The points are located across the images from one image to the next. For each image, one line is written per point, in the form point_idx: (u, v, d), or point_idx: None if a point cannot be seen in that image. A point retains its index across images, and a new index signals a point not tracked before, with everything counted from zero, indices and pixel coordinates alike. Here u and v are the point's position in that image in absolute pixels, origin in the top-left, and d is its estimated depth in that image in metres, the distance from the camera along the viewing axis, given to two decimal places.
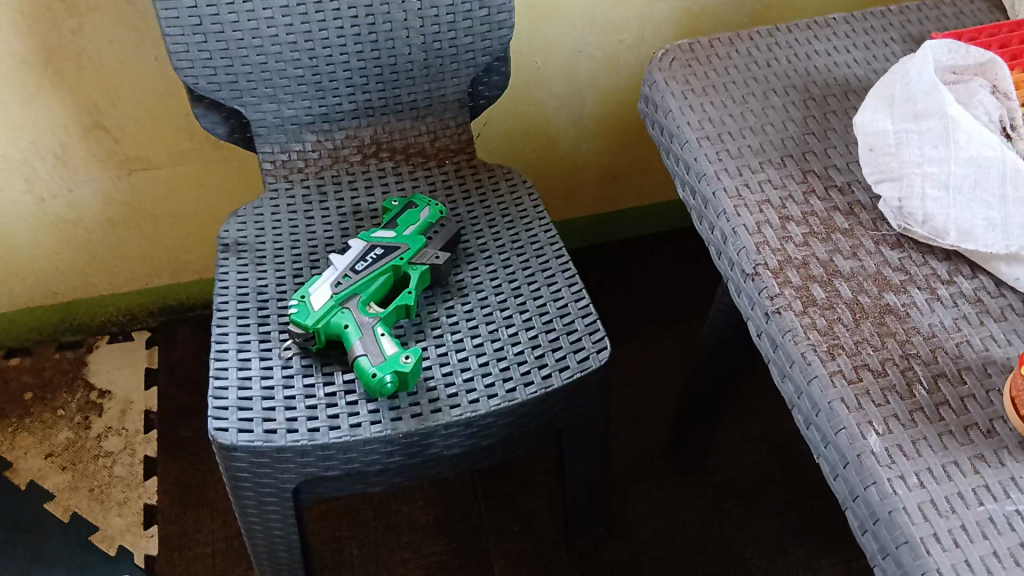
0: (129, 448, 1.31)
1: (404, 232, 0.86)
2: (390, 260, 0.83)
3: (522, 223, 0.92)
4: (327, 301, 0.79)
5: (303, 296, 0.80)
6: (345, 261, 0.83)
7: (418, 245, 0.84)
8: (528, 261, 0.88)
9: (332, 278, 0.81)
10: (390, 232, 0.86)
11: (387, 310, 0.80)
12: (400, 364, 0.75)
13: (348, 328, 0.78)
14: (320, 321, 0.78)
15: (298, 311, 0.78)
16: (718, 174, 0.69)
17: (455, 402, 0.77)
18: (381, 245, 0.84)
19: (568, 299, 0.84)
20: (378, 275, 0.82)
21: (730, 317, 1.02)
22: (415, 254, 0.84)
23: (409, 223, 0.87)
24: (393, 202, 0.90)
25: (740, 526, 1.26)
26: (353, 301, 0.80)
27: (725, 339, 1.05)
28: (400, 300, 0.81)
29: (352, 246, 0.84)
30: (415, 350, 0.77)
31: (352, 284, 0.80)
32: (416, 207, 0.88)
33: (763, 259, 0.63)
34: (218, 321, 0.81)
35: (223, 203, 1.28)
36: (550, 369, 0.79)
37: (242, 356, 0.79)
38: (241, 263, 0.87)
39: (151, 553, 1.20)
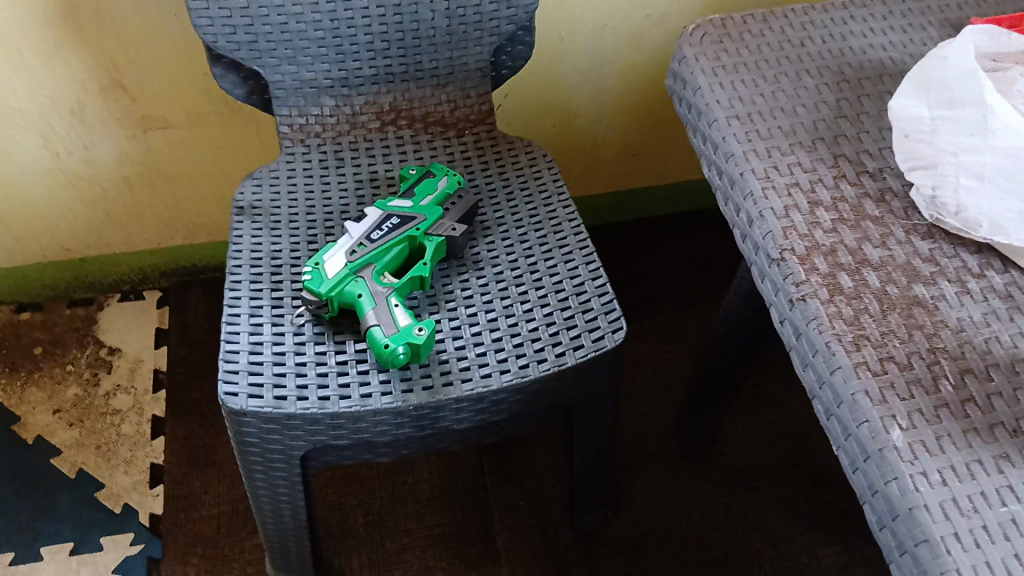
0: (136, 407, 1.31)
1: (420, 202, 0.84)
2: (405, 230, 0.81)
3: (541, 198, 0.90)
4: (342, 269, 0.77)
5: (317, 263, 0.78)
6: (360, 228, 0.81)
7: (435, 216, 0.83)
8: (546, 237, 0.86)
9: (347, 245, 0.79)
10: (407, 201, 0.84)
11: (402, 281, 0.79)
12: (413, 335, 0.74)
13: (361, 298, 0.76)
14: (334, 289, 0.76)
15: (312, 279, 0.77)
16: (746, 155, 0.67)
17: (467, 376, 0.76)
18: (398, 214, 0.82)
19: (585, 277, 0.83)
20: (394, 244, 0.80)
21: (748, 301, 1.01)
22: (432, 226, 0.82)
23: (426, 193, 0.85)
24: (411, 171, 0.89)
25: (745, 512, 1.26)
26: (368, 270, 0.78)
27: (742, 323, 1.04)
28: (415, 271, 0.80)
29: (368, 213, 0.82)
30: (429, 322, 0.76)
31: (367, 253, 0.79)
32: (434, 178, 0.87)
33: (789, 244, 0.62)
34: (230, 285, 0.80)
35: (240, 166, 1.27)
36: (564, 347, 0.78)
37: (254, 321, 0.78)
38: (256, 226, 0.86)
39: (156, 512, 1.21)
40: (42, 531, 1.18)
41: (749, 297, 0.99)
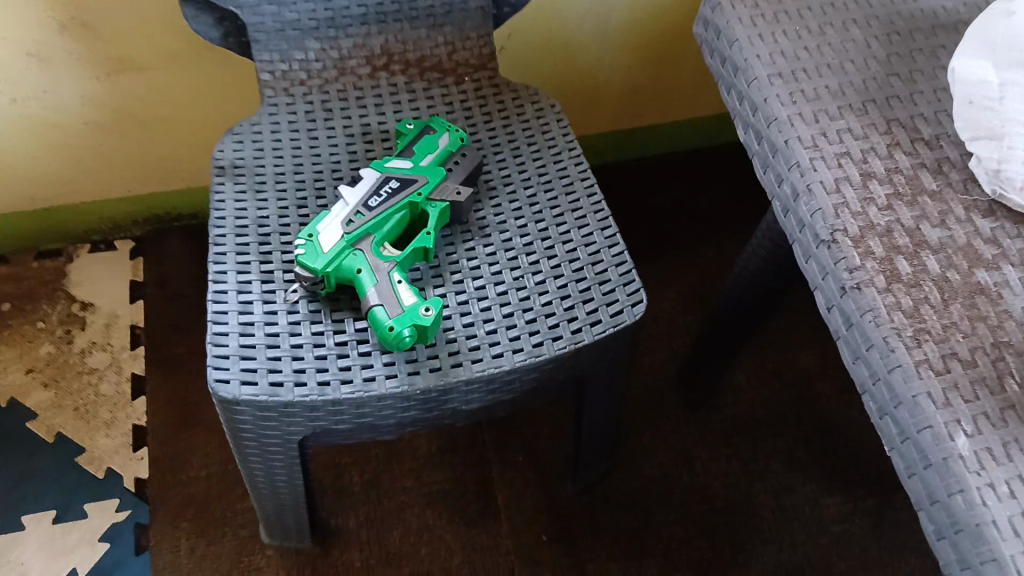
0: (115, 365, 1.25)
1: (421, 163, 0.77)
2: (406, 195, 0.74)
3: (550, 155, 0.83)
4: (338, 241, 0.71)
5: (311, 235, 0.71)
6: (357, 194, 0.73)
7: (438, 179, 0.76)
8: (557, 199, 0.80)
9: (343, 214, 0.72)
10: (405, 162, 0.77)
11: (403, 254, 0.72)
12: (419, 316, 0.68)
13: (361, 273, 0.70)
14: (331, 264, 0.69)
15: (306, 253, 0.70)
16: (791, 120, 0.60)
17: (477, 356, 0.71)
18: (397, 177, 0.75)
19: (600, 244, 0.77)
20: (394, 212, 0.73)
21: (766, 259, 0.96)
22: (435, 190, 0.75)
23: (426, 152, 0.78)
24: (408, 126, 0.81)
25: (747, 462, 1.25)
26: (367, 241, 0.72)
27: (758, 283, 1.00)
28: (418, 241, 0.73)
29: (364, 177, 0.75)
30: (435, 300, 0.69)
31: (366, 223, 0.72)
32: (434, 134, 0.79)
33: (841, 224, 0.56)
34: (214, 257, 0.73)
35: (219, 111, 1.18)
36: (580, 324, 0.73)
37: (243, 298, 0.71)
38: (240, 189, 0.78)
39: (142, 476, 1.17)
40: (22, 498, 1.13)
41: (768, 258, 0.94)
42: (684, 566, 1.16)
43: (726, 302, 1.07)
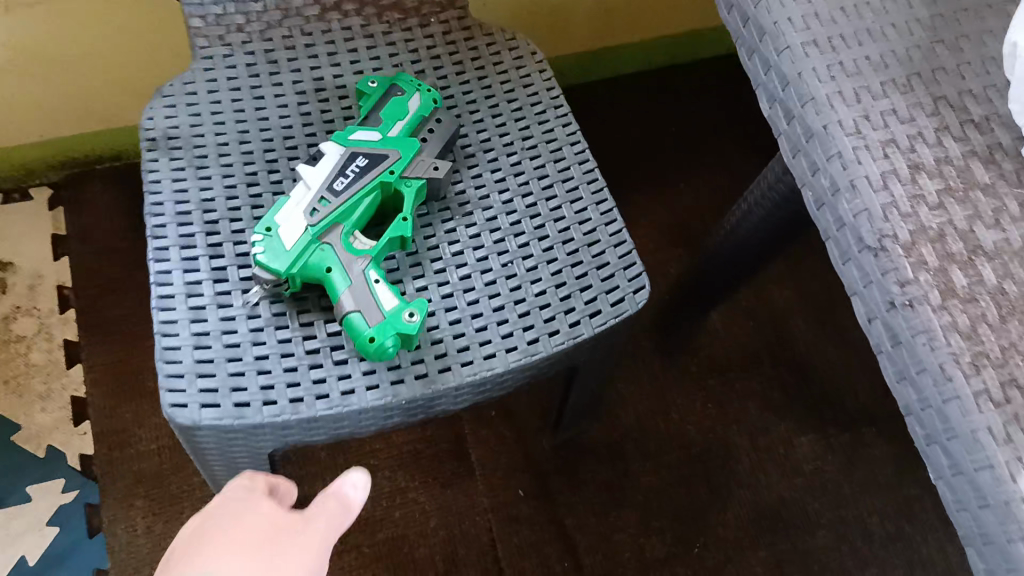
0: (44, 332, 1.14)
1: (389, 133, 0.67)
2: (376, 177, 0.64)
3: (534, 114, 0.73)
4: (302, 236, 0.62)
5: (269, 228, 0.62)
6: (320, 176, 0.64)
7: (411, 152, 0.66)
8: (545, 167, 0.71)
9: (304, 202, 0.63)
10: (373, 133, 0.67)
11: (379, 246, 0.63)
12: (402, 323, 0.60)
13: (331, 273, 0.61)
14: (295, 266, 0.61)
15: (264, 253, 0.61)
16: (830, 100, 0.52)
17: (466, 359, 0.64)
18: (364, 153, 0.65)
19: (596, 221, 0.69)
20: (364, 195, 0.64)
21: (760, 225, 0.89)
22: (408, 165, 0.66)
23: (395, 120, 0.68)
24: (371, 85, 0.70)
25: (722, 404, 1.23)
26: (335, 233, 0.63)
27: (751, 239, 0.94)
28: (394, 229, 0.64)
29: (326, 153, 0.65)
30: (419, 301, 0.61)
31: (333, 212, 0.62)
32: (403, 96, 0.69)
33: (892, 229, 0.49)
34: (156, 254, 0.63)
35: (143, 48, 1.04)
36: (578, 316, 0.66)
37: (194, 303, 0.62)
38: (177, 166, 0.67)
39: (87, 453, 1.08)
40: None
41: (762, 224, 0.88)
42: (663, 515, 1.15)
43: (716, 254, 1.01)
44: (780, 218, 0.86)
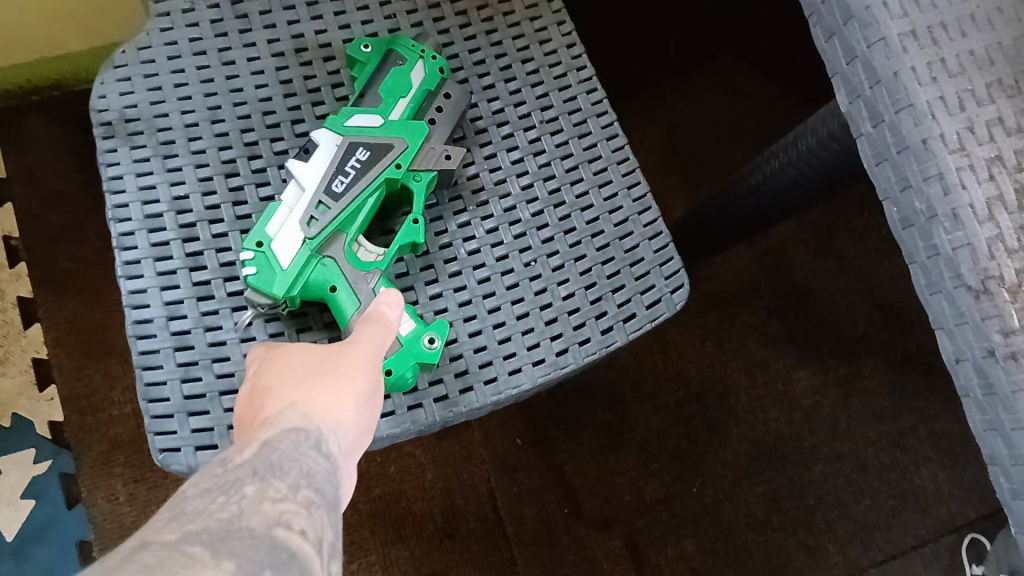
0: None
1: (390, 116, 0.59)
2: (380, 173, 0.57)
3: (552, 78, 0.64)
4: (299, 250, 0.55)
5: (262, 243, 0.54)
6: (315, 175, 0.56)
7: (419, 139, 0.59)
8: (569, 146, 0.62)
9: (300, 209, 0.55)
10: (373, 117, 0.58)
11: (388, 256, 0.57)
12: (422, 351, 0.55)
13: (335, 292, 0.55)
14: (293, 289, 0.54)
15: (256, 274, 0.54)
16: (932, 109, 0.44)
17: (489, 377, 0.57)
18: (364, 144, 0.58)
19: (627, 210, 0.61)
20: (368, 196, 0.57)
21: (778, 189, 0.81)
22: (416, 156, 0.58)
23: (398, 97, 0.59)
24: (364, 50, 0.61)
25: (721, 341, 1.19)
26: (337, 244, 0.56)
27: (765, 201, 0.85)
28: (403, 235, 0.57)
29: (319, 144, 0.57)
30: (440, 323, 0.56)
31: (334, 220, 0.55)
32: (404, 66, 0.60)
33: (998, 268, 0.43)
34: (125, 270, 0.55)
35: None
36: (610, 321, 0.59)
37: (177, 328, 0.54)
38: (141, 155, 0.57)
39: (57, 419, 1.01)
40: None
41: (782, 191, 0.81)
42: (661, 456, 1.13)
43: (729, 205, 0.92)
44: (807, 187, 0.77)
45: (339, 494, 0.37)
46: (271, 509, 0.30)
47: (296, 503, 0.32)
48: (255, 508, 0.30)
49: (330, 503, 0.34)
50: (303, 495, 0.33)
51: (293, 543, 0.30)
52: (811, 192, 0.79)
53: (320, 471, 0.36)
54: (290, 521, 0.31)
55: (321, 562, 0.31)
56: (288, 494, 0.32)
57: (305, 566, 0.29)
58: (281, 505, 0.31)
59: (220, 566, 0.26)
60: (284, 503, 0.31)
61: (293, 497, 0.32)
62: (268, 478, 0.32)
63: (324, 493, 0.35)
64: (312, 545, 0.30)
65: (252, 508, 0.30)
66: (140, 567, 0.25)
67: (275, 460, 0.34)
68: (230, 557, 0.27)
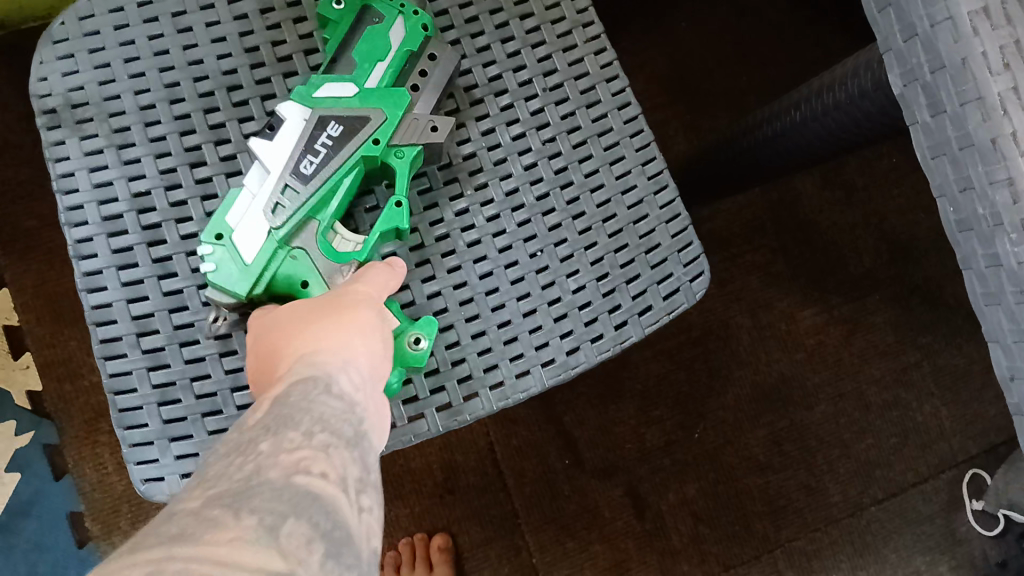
0: None
1: (367, 84, 0.54)
2: (357, 151, 0.52)
3: (555, 38, 0.58)
4: (264, 243, 0.51)
5: (221, 236, 0.50)
6: (281, 155, 0.51)
7: (400, 110, 0.54)
8: (576, 118, 0.57)
9: (264, 197, 0.51)
10: (347, 87, 0.53)
11: (367, 245, 0.53)
12: (407, 354, 0.50)
13: (308, 287, 0.51)
14: (259, 286, 0.51)
15: (216, 270, 0.50)
16: (1003, 102, 0.39)
17: (494, 381, 0.53)
18: (336, 117, 0.53)
19: (642, 191, 0.57)
20: (342, 176, 0.52)
21: (802, 141, 0.76)
22: (397, 128, 0.53)
23: (374, 61, 0.54)
24: (335, 7, 0.55)
25: (723, 282, 1.15)
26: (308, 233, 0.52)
27: (785, 151, 0.80)
28: (387, 219, 0.52)
29: (286, 117, 0.52)
30: (428, 320, 0.51)
31: (304, 206, 0.51)
32: (381, 24, 0.55)
33: None
34: (87, 283, 0.51)
35: None
36: (625, 315, 0.55)
37: (149, 345, 0.51)
38: (94, 147, 0.53)
39: (36, 389, 0.97)
40: None
41: (805, 145, 0.76)
42: (662, 403, 1.11)
43: (748, 150, 0.86)
44: (830, 143, 0.72)
45: (361, 431, 0.34)
46: (287, 459, 0.28)
47: (314, 448, 0.30)
48: (271, 460, 0.28)
49: (350, 441, 0.32)
50: (319, 439, 0.31)
51: (316, 490, 0.27)
52: (834, 142, 0.73)
53: (339, 405, 0.35)
54: (310, 467, 0.28)
55: (349, 507, 0.29)
56: (304, 441, 0.30)
57: (333, 512, 0.27)
58: (297, 452, 0.29)
59: (243, 526, 0.23)
60: (301, 451, 0.29)
61: (309, 444, 0.30)
62: (280, 429, 0.30)
63: (342, 433, 0.33)
64: (335, 487, 0.28)
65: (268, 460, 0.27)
66: (159, 543, 0.22)
67: (285, 402, 0.33)
68: (252, 513, 0.24)
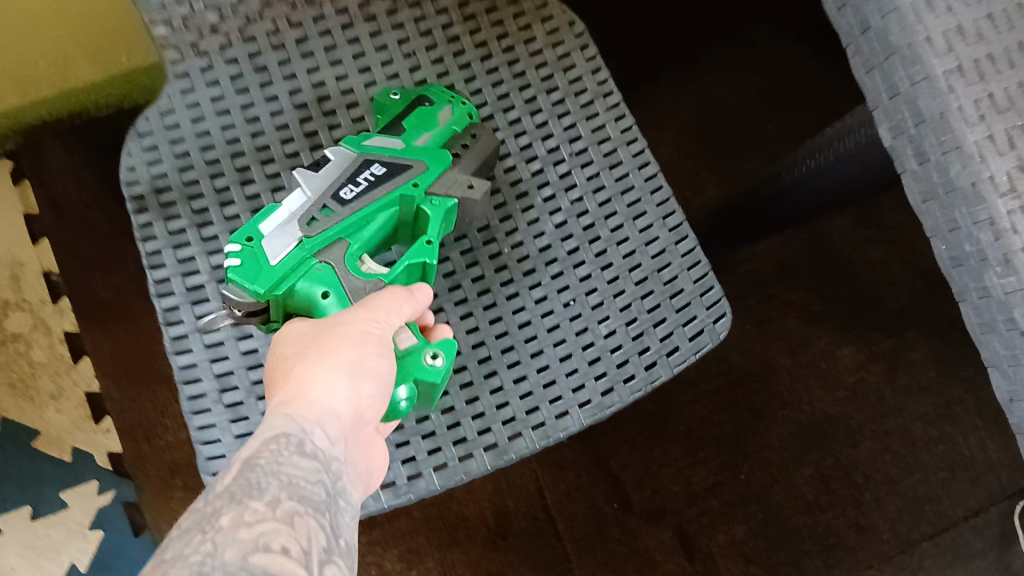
0: (42, 325, 1.08)
1: (414, 143, 0.61)
2: (396, 187, 0.58)
3: (579, 107, 0.65)
4: (294, 248, 0.54)
5: (252, 239, 0.54)
6: (324, 181, 0.57)
7: (441, 167, 0.59)
8: (601, 178, 0.63)
9: (303, 211, 0.55)
10: (393, 140, 0.60)
11: (396, 270, 0.57)
12: (422, 367, 0.53)
13: (326, 298, 0.54)
14: (277, 288, 0.53)
15: (240, 264, 0.53)
16: (980, 150, 0.43)
17: (536, 422, 0.58)
18: (380, 160, 0.58)
19: (664, 241, 0.62)
20: (377, 209, 0.57)
21: (828, 178, 0.82)
22: (435, 180, 0.59)
23: (421, 130, 0.61)
24: (393, 98, 0.63)
25: (762, 324, 1.18)
26: (337, 249, 0.55)
27: (815, 187, 0.87)
28: (415, 253, 0.57)
29: (334, 157, 0.58)
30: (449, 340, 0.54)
31: (339, 225, 0.55)
32: (432, 106, 0.62)
33: None
34: (174, 345, 0.58)
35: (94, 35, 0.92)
36: (654, 356, 0.60)
37: (230, 400, 0.58)
38: (177, 226, 0.60)
39: (116, 450, 1.04)
40: None
41: (830, 181, 0.82)
42: (707, 445, 1.14)
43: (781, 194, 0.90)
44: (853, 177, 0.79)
45: (326, 490, 0.39)
46: (245, 535, 0.32)
47: (277, 522, 0.34)
48: (231, 537, 0.32)
49: (317, 509, 0.37)
50: (283, 510, 0.35)
51: (269, 566, 0.31)
52: (860, 170, 0.76)
53: (309, 466, 0.40)
54: (269, 542, 0.33)
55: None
56: (268, 514, 0.34)
57: None
58: (258, 527, 0.33)
59: None
60: (263, 524, 0.34)
61: (273, 516, 0.34)
62: (246, 501, 0.35)
63: (311, 499, 0.38)
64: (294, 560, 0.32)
65: (226, 538, 0.32)
66: None
67: (254, 465, 0.38)
68: None
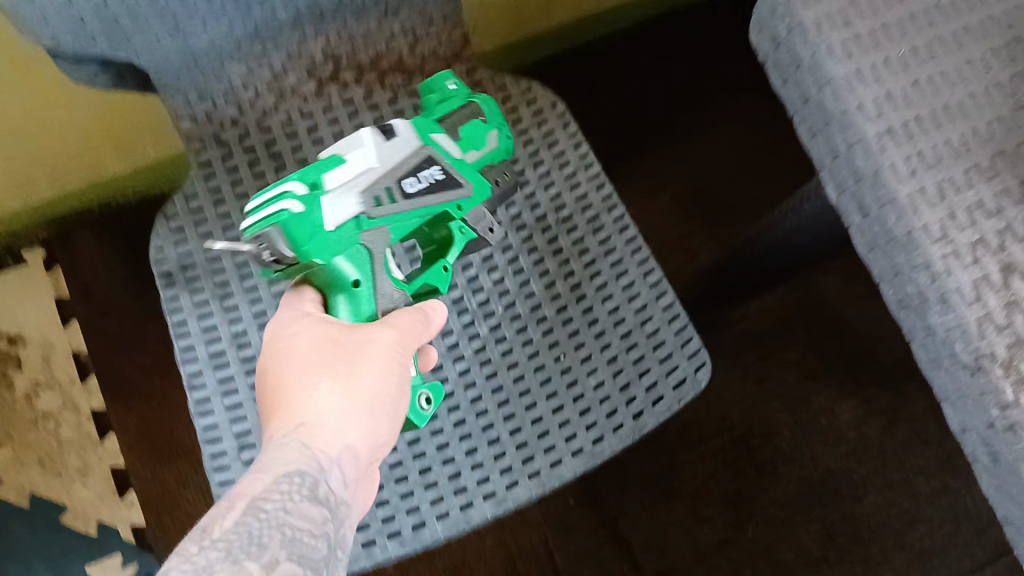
0: (69, 404, 1.14)
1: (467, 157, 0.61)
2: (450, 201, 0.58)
3: (564, 179, 0.71)
4: (350, 222, 0.52)
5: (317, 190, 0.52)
6: (394, 160, 0.55)
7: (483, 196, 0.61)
8: (587, 242, 0.68)
9: (367, 182, 0.53)
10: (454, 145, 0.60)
11: (413, 285, 0.61)
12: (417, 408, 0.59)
13: (355, 287, 0.56)
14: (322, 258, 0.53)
15: (303, 214, 0.51)
16: (912, 202, 0.48)
17: (532, 471, 0.62)
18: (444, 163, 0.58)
19: (647, 297, 0.66)
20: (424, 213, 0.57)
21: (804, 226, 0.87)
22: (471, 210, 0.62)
23: (472, 147, 0.62)
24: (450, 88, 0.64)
25: (761, 381, 1.22)
26: (381, 236, 0.55)
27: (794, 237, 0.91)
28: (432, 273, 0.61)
29: (406, 135, 0.56)
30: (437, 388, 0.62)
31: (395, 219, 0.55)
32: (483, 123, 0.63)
33: (989, 346, 0.46)
34: (199, 408, 0.63)
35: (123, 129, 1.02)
36: (641, 405, 0.64)
37: (247, 457, 0.62)
38: (201, 298, 0.66)
39: (139, 523, 1.08)
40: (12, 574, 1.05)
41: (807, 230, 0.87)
42: (713, 503, 1.16)
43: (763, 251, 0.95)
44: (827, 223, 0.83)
45: (326, 543, 0.44)
46: None
47: None
48: None
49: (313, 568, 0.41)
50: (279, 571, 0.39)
51: None
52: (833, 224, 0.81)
53: (317, 514, 0.46)
54: None
55: None
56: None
57: None
58: None
59: None
60: None
61: None
62: (242, 560, 0.38)
63: (310, 558, 0.42)
64: None
65: None
66: None
67: (259, 517, 0.43)
68: None
